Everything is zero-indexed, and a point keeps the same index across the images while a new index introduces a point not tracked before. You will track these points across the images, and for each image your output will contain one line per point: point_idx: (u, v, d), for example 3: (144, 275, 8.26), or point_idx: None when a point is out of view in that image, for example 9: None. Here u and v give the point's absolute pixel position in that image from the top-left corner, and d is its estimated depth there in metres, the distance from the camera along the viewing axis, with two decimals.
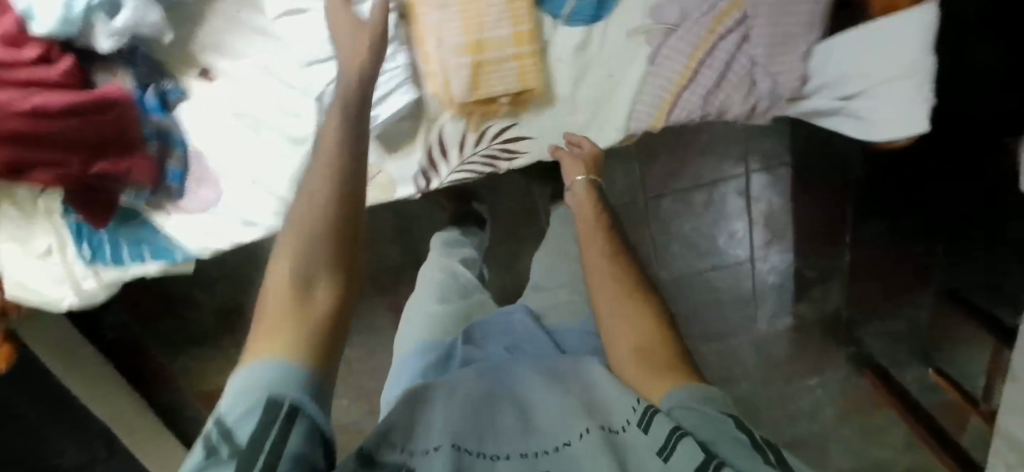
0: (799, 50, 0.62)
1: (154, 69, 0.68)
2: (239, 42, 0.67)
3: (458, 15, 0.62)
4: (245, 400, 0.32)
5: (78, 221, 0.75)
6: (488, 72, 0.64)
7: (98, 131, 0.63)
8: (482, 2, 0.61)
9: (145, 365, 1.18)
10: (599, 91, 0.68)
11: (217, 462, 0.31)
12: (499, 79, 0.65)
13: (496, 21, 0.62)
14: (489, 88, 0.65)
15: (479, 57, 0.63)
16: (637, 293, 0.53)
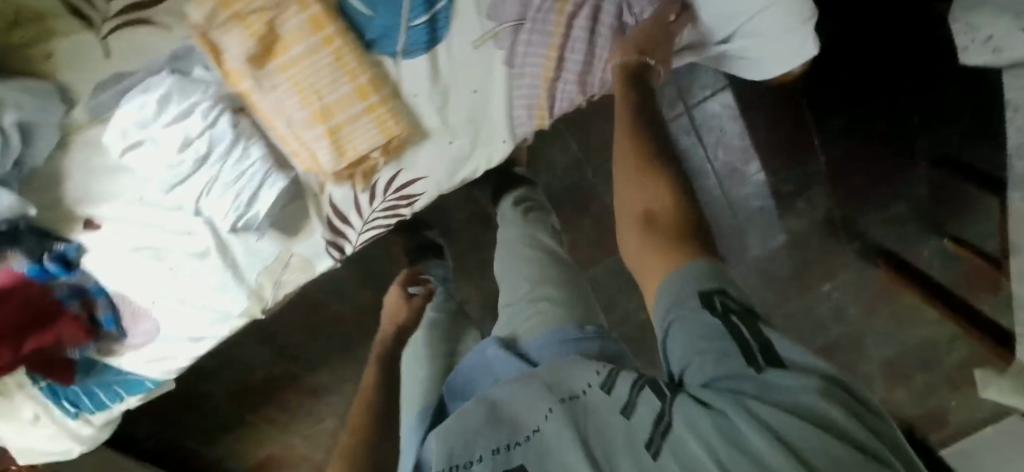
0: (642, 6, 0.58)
1: (40, 240, 0.67)
2: (104, 185, 0.65)
3: (291, 91, 0.58)
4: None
5: (48, 384, 0.78)
6: (346, 134, 0.61)
7: (13, 317, 0.66)
8: (306, 70, 0.57)
9: (189, 460, 1.24)
10: (470, 108, 0.65)
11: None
12: (360, 137, 0.62)
13: (330, 85, 0.58)
14: (353, 149, 0.62)
15: (329, 124, 0.60)
16: (646, 166, 0.45)
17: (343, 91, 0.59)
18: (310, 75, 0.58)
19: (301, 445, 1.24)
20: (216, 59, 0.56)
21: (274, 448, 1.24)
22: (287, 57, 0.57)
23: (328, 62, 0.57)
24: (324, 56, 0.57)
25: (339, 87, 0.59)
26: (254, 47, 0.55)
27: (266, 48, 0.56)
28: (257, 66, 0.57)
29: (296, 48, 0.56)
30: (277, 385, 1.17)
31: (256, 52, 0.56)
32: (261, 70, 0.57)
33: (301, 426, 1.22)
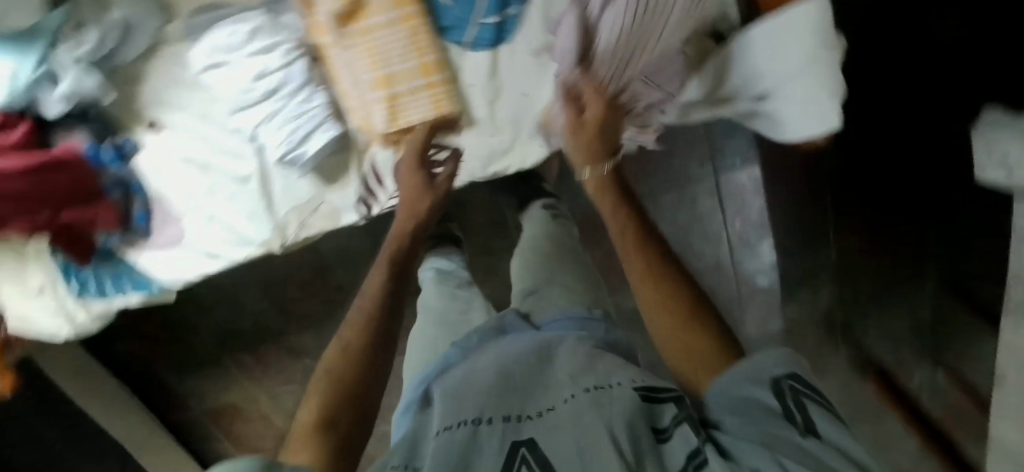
0: (681, 58, 0.62)
1: (104, 128, 0.72)
2: (179, 95, 0.70)
3: (362, 53, 0.64)
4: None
5: (65, 260, 0.83)
6: (403, 102, 0.66)
7: (59, 186, 0.68)
8: (381, 38, 0.63)
9: (157, 387, 1.26)
10: (513, 108, 0.70)
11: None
12: (414, 109, 0.67)
13: (401, 57, 0.64)
14: (406, 118, 0.67)
15: (391, 91, 0.65)
16: (656, 266, 0.47)
17: (409, 66, 0.64)
18: (383, 44, 0.63)
19: (265, 403, 1.26)
20: (306, 9, 0.63)
21: (239, 398, 1.26)
22: (366, 22, 0.62)
23: (403, 35, 0.63)
24: (401, 30, 0.62)
25: (408, 61, 0.64)
26: (339, 6, 0.61)
27: (352, 9, 0.61)
28: (340, 24, 0.62)
29: (377, 17, 0.62)
30: (263, 337, 1.20)
31: (340, 10, 0.61)
32: (343, 29, 0.63)
33: (270, 382, 1.24)
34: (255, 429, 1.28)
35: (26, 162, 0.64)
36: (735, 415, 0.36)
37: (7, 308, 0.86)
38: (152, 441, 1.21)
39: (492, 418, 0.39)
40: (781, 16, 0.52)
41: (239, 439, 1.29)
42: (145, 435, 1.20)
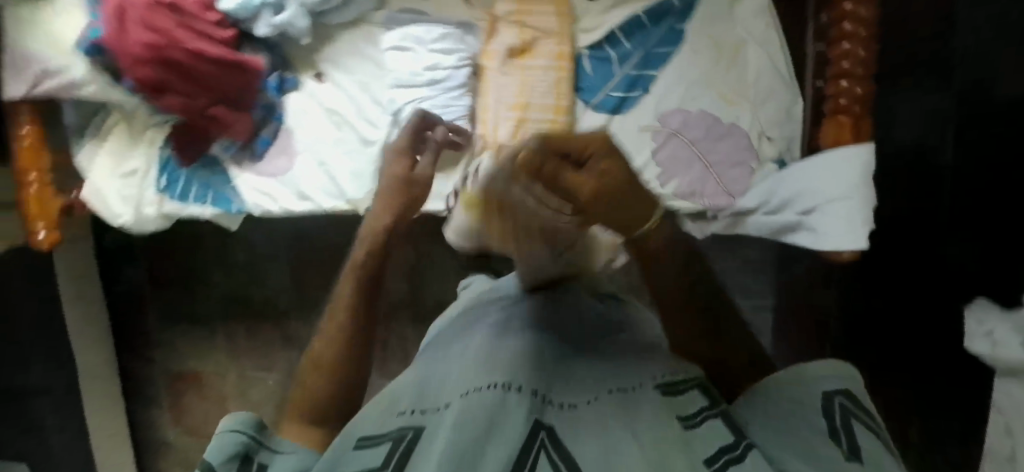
0: (749, 172, 0.78)
1: (283, 63, 0.87)
2: (353, 62, 0.86)
3: (516, 81, 0.81)
4: (220, 454, 0.33)
5: (170, 155, 0.92)
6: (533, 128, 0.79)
7: (228, 85, 0.80)
8: (536, 77, 0.81)
9: (136, 327, 1.24)
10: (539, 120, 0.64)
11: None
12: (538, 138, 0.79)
13: (546, 94, 0.80)
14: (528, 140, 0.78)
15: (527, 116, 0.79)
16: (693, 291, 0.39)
17: (549, 103, 0.80)
18: (536, 81, 0.81)
19: (230, 383, 1.22)
20: (486, 38, 0.83)
21: (209, 368, 1.23)
22: (529, 62, 0.81)
23: (552, 80, 0.81)
24: (553, 76, 0.81)
25: (550, 100, 0.80)
26: (517, 47, 0.81)
27: (525, 52, 0.82)
28: (511, 58, 0.81)
29: (540, 61, 0.81)
30: (265, 315, 1.20)
31: (516, 48, 0.81)
32: (511, 63, 0.81)
33: (248, 365, 1.21)
34: (205, 408, 1.23)
35: (224, 51, 0.78)
36: (770, 430, 0.33)
37: (90, 179, 0.93)
38: (103, 377, 1.16)
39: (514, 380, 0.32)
40: (840, 151, 0.69)
41: (182, 411, 1.23)
42: (101, 370, 1.16)
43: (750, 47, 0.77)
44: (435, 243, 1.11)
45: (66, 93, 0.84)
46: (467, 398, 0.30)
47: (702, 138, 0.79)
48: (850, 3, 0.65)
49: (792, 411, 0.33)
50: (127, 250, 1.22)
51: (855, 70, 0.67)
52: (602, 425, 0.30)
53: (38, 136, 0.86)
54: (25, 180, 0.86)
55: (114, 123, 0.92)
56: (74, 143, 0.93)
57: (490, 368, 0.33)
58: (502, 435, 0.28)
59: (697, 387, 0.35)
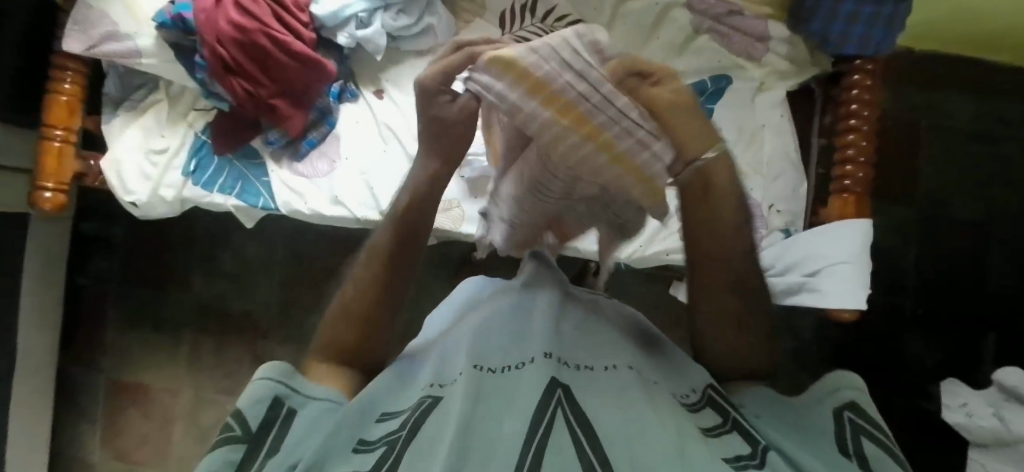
0: (760, 236, 0.87)
1: (347, 75, 0.94)
2: (412, 85, 0.93)
3: None
4: (255, 403, 0.44)
5: (206, 140, 0.91)
6: None
7: (297, 80, 0.85)
8: None
9: (94, 325, 1.16)
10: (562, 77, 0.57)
11: (233, 438, 0.42)
12: None
13: None
14: None
15: None
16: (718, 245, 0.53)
17: None
18: None
19: (182, 401, 1.12)
20: None
21: (162, 381, 1.13)
22: None
23: None
24: None
25: None
26: None
27: None
28: None
29: None
30: (241, 329, 1.12)
31: None
32: None
33: (207, 382, 1.12)
34: (145, 428, 1.13)
35: (304, 48, 0.83)
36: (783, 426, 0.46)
37: (113, 150, 0.89)
38: (40, 374, 1.04)
39: (536, 357, 0.46)
40: (842, 222, 0.80)
41: (117, 429, 1.13)
42: (39, 366, 1.03)
43: (767, 132, 0.88)
44: (438, 276, 1.11)
45: (125, 60, 0.84)
46: (508, 374, 0.45)
47: None
48: (856, 103, 0.79)
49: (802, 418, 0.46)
50: (105, 240, 1.15)
51: (859, 157, 0.80)
52: (608, 387, 0.44)
53: (79, 93, 0.85)
54: (50, 133, 0.84)
55: (156, 101, 0.92)
56: (106, 112, 0.91)
57: (529, 352, 0.47)
58: (530, 398, 0.41)
59: (708, 404, 0.48)
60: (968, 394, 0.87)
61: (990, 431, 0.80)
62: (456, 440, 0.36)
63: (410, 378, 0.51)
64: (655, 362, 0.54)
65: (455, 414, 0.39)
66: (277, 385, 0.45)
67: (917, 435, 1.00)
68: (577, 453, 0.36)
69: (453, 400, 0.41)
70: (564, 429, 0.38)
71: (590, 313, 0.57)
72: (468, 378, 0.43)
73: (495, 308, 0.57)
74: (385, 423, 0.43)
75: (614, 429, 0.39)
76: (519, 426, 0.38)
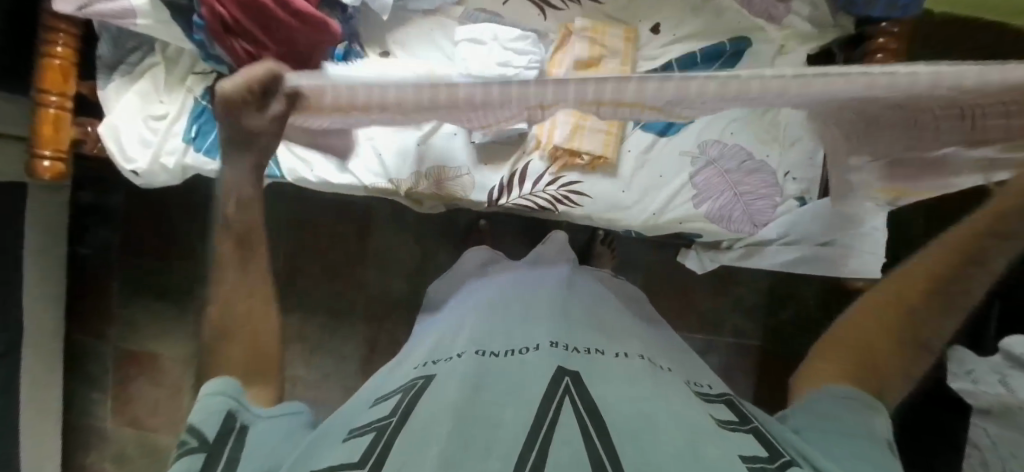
0: (774, 204, 0.86)
1: (353, 36, 0.89)
2: (420, 48, 0.90)
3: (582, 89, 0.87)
4: (208, 421, 0.48)
5: (206, 106, 0.89)
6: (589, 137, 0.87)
7: (301, 41, 0.80)
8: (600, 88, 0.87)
9: (96, 295, 1.15)
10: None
11: (192, 449, 0.46)
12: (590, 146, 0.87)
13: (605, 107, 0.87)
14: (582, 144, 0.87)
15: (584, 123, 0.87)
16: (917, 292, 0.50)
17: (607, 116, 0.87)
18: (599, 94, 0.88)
19: (190, 371, 1.12)
20: (557, 48, 0.90)
21: (169, 351, 1.13)
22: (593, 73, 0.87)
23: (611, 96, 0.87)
24: None
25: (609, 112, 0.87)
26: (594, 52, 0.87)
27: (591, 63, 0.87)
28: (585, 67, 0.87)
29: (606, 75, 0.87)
30: None
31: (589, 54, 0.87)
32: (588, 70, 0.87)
33: None
34: (155, 396, 1.13)
35: (307, 7, 0.79)
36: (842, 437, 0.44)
37: (110, 116, 0.86)
38: (49, 345, 1.04)
39: (541, 345, 0.46)
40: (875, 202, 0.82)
41: (127, 397, 1.14)
42: (46, 335, 1.03)
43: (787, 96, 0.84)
44: (445, 245, 1.09)
45: (120, 20, 0.80)
46: (511, 358, 0.45)
47: (734, 169, 0.86)
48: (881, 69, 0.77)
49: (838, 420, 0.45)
50: (106, 209, 1.13)
51: None
52: (619, 375, 0.44)
53: (72, 57, 0.82)
54: (45, 99, 0.81)
55: (153, 64, 0.88)
56: (101, 75, 0.87)
57: (533, 339, 0.47)
58: (536, 388, 0.40)
59: (725, 399, 0.47)
60: (974, 360, 0.87)
61: (992, 396, 0.83)
62: (453, 426, 0.35)
63: (404, 367, 0.51)
64: (668, 352, 0.54)
65: (454, 401, 0.38)
66: (227, 399, 0.50)
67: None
68: (583, 444, 0.34)
69: (453, 386, 0.41)
70: (571, 418, 0.37)
71: (600, 301, 0.57)
72: (468, 365, 0.43)
73: (501, 295, 0.57)
74: (384, 406, 0.43)
75: (624, 420, 0.37)
76: (523, 414, 0.37)
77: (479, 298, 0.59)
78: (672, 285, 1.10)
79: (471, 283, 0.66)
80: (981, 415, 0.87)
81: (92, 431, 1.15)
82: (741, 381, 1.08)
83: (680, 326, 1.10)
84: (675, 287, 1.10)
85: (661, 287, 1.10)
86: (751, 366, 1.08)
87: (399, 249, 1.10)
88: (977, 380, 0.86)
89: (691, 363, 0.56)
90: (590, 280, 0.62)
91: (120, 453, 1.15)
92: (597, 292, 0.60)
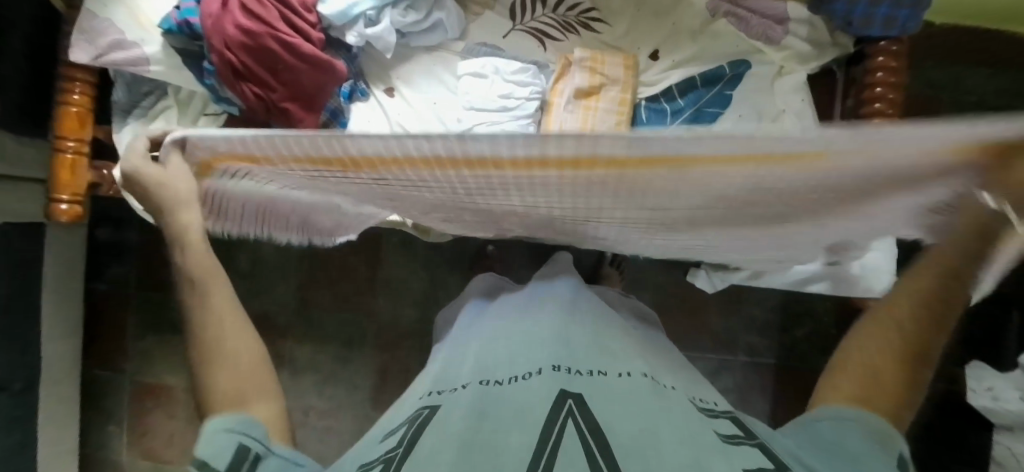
0: None
1: (357, 74, 0.92)
2: (423, 82, 0.92)
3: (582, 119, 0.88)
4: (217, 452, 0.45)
5: None
6: None
7: (307, 82, 0.82)
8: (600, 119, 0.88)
9: (113, 329, 1.17)
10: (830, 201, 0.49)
11: None
12: None
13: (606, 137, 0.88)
14: None
15: None
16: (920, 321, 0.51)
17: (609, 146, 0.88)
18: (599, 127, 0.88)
19: None
20: (557, 78, 0.91)
21: (183, 384, 1.14)
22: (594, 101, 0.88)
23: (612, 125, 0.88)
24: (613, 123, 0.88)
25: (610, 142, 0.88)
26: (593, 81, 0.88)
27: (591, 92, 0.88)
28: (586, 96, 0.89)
29: (606, 102, 0.88)
30: (259, 329, 1.13)
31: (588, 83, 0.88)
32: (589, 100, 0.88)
33: None
34: (170, 429, 1.14)
35: (315, 50, 0.82)
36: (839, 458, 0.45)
37: None
38: (67, 380, 1.06)
39: (544, 369, 0.45)
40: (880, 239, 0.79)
41: (143, 429, 1.15)
42: (63, 373, 1.04)
43: (789, 117, 0.85)
44: (453, 272, 1.10)
45: (134, 68, 0.83)
46: (515, 384, 0.44)
47: None
48: (881, 87, 0.77)
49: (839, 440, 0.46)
50: (122, 246, 1.16)
51: None
52: (621, 394, 0.43)
53: (88, 103, 0.85)
54: (63, 145, 0.84)
55: (167, 107, 0.91)
56: (117, 120, 0.90)
57: (534, 362, 0.47)
58: (539, 411, 0.39)
59: (729, 415, 0.46)
60: (993, 377, 0.86)
61: (1017, 414, 0.81)
62: (456, 458, 0.35)
63: (414, 397, 0.51)
64: (675, 374, 0.54)
65: (458, 434, 0.38)
66: (243, 430, 0.47)
67: (930, 418, 1.01)
68: (585, 462, 0.34)
69: (458, 416, 0.41)
70: (574, 440, 0.36)
71: (602, 321, 0.57)
72: (472, 395, 0.43)
73: (504, 320, 0.57)
74: (388, 442, 0.43)
75: (628, 441, 0.36)
76: (527, 438, 0.36)
77: (485, 325, 0.58)
78: (682, 306, 1.09)
79: (475, 310, 0.66)
80: (1006, 432, 0.85)
81: (109, 464, 1.16)
82: (756, 401, 1.06)
83: (691, 346, 1.09)
84: (684, 307, 1.09)
85: (670, 308, 1.10)
86: (765, 385, 1.06)
87: (408, 277, 1.11)
88: (998, 397, 0.84)
89: (699, 383, 0.55)
90: (594, 300, 0.62)
91: None
92: (601, 313, 0.59)
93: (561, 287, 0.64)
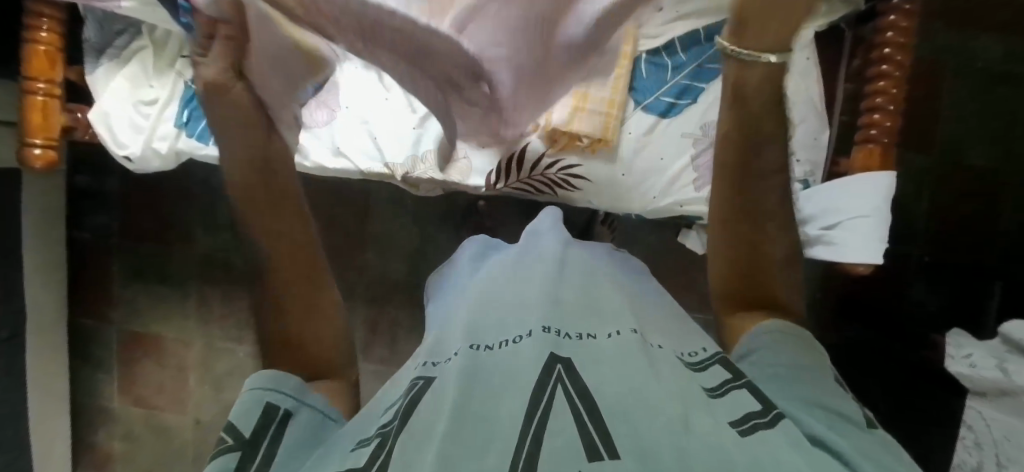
0: None
1: None
2: None
3: None
4: (242, 408, 0.43)
5: (197, 90, 0.86)
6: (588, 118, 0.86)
7: None
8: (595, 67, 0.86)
9: (98, 278, 1.15)
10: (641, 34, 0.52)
11: (228, 449, 0.40)
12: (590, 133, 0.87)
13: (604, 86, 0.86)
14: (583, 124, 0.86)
15: None
16: None
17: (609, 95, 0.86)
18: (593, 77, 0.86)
19: (194, 352, 1.14)
20: None
21: (172, 334, 1.14)
22: None
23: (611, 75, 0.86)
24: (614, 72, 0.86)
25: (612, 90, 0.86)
26: None
27: None
28: None
29: None
30: (247, 281, 1.12)
31: None
32: None
33: (218, 334, 1.13)
34: (160, 377, 1.15)
35: None
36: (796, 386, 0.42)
37: (100, 101, 0.84)
38: (54, 329, 1.05)
39: (534, 331, 0.42)
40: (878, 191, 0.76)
41: (134, 378, 1.16)
42: (49, 323, 1.03)
43: (792, 76, 0.83)
44: (443, 227, 1.09)
45: (104, 3, 0.77)
46: (505, 350, 0.42)
47: None
48: (890, 47, 0.73)
49: (798, 375, 0.43)
50: (102, 193, 1.13)
51: (888, 105, 0.75)
52: (612, 356, 0.40)
53: (57, 42, 0.80)
54: (33, 87, 0.80)
55: (142, 47, 0.86)
56: (89, 60, 0.85)
57: (525, 324, 0.44)
58: (527, 375, 0.37)
59: (717, 360, 0.45)
60: (973, 345, 0.88)
61: (991, 380, 0.83)
62: (449, 425, 0.33)
63: (405, 370, 0.49)
64: (669, 327, 0.51)
65: (448, 401, 0.36)
66: (268, 392, 0.44)
67: (905, 381, 1.02)
68: (577, 429, 0.32)
69: (446, 386, 0.38)
70: (564, 406, 0.35)
71: (597, 271, 0.55)
72: (460, 361, 0.41)
73: (491, 276, 0.54)
74: (382, 420, 0.41)
75: (616, 402, 0.35)
76: (517, 405, 0.35)
77: (472, 286, 0.55)
78: (673, 266, 1.10)
79: (464, 263, 0.64)
80: (979, 397, 0.88)
81: (100, 410, 1.17)
82: None
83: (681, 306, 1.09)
84: (675, 269, 1.09)
85: (663, 268, 1.10)
86: None
87: (397, 230, 1.09)
88: (975, 364, 0.86)
89: (693, 334, 0.52)
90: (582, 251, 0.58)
91: (130, 433, 1.17)
92: (594, 261, 0.57)
93: (546, 239, 0.60)
